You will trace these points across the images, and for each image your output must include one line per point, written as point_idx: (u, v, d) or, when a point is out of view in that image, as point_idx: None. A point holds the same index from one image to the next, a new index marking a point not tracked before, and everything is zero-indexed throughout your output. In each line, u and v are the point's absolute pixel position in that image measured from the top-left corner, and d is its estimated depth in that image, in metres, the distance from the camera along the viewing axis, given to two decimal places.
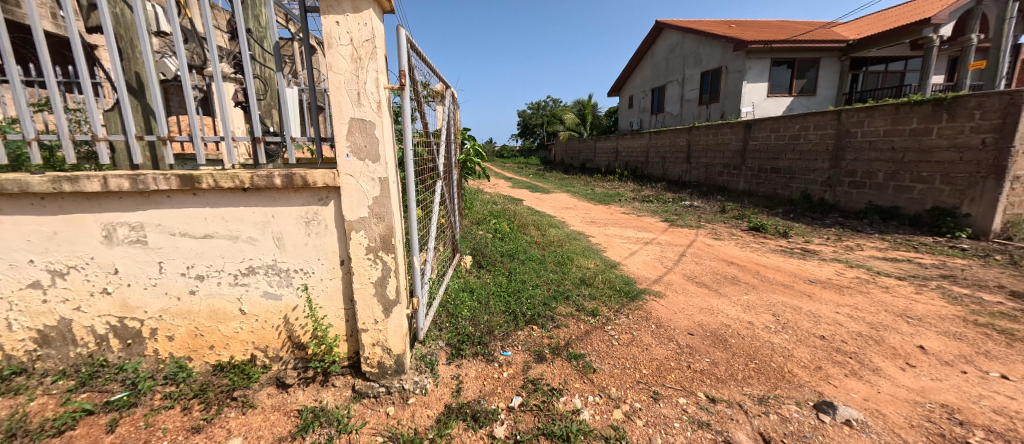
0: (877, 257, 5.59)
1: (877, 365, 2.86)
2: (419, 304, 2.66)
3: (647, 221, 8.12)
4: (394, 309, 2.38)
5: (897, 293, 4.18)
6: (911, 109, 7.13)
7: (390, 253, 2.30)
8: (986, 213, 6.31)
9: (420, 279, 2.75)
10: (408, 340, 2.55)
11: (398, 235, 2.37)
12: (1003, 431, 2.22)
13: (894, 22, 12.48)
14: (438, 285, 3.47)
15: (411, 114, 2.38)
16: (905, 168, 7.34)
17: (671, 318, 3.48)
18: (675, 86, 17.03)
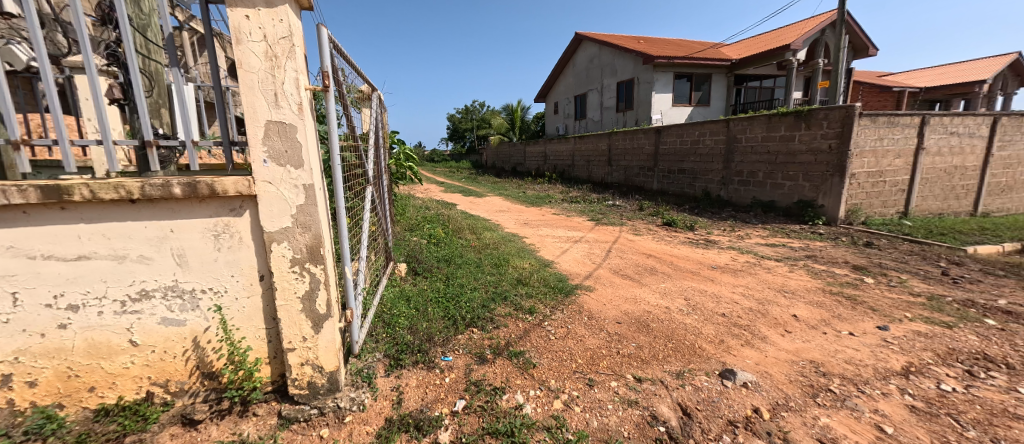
0: (761, 243, 6.58)
1: (764, 334, 3.39)
2: (353, 316, 2.53)
3: (575, 220, 8.58)
4: (326, 324, 2.24)
5: (777, 273, 4.98)
6: (780, 119, 8.51)
7: (319, 264, 2.17)
8: (834, 204, 7.75)
9: (352, 290, 2.61)
10: (341, 356, 2.41)
11: (327, 246, 2.23)
12: (851, 376, 2.78)
13: (765, 45, 14.70)
14: (373, 295, 3.33)
15: (337, 117, 2.27)
16: (778, 168, 8.71)
17: (602, 309, 3.75)
18: (595, 94, 18.21)
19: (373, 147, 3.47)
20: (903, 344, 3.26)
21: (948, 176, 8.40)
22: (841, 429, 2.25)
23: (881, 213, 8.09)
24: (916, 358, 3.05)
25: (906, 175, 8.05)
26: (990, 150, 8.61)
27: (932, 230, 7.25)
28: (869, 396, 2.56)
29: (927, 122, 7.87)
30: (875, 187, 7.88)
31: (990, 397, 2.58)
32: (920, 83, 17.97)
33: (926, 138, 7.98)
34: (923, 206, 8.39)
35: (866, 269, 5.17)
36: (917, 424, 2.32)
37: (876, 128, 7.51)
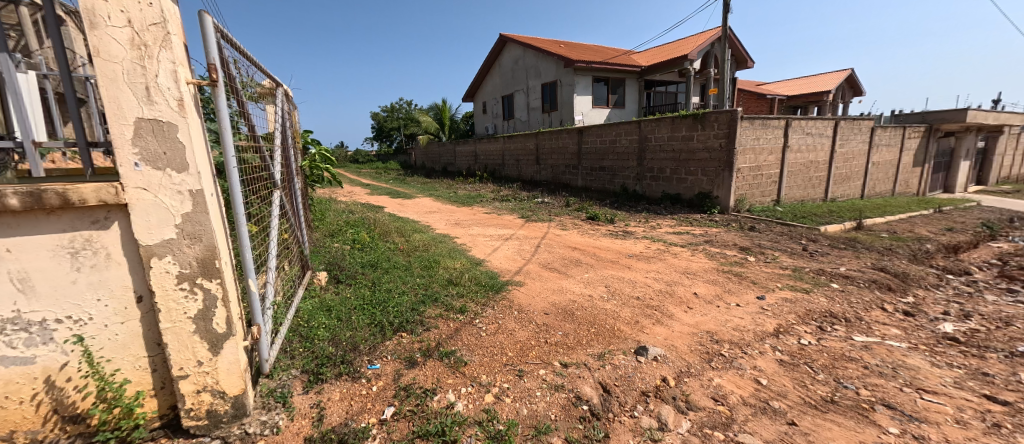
0: (670, 232, 7.31)
1: (671, 312, 3.78)
2: (261, 333, 2.30)
3: (506, 218, 8.71)
4: (226, 344, 2.02)
5: (682, 257, 5.58)
6: (681, 121, 9.51)
7: (213, 279, 1.95)
8: (726, 195, 8.88)
9: (259, 305, 2.38)
10: (248, 377, 2.19)
11: (224, 258, 2.01)
12: (738, 341, 3.24)
13: (667, 54, 16.27)
14: (287, 309, 3.05)
15: (228, 114, 2.05)
16: (682, 165, 9.72)
17: (531, 302, 3.87)
18: (521, 95, 18.65)
19: (279, 149, 3.19)
20: (775, 310, 3.87)
21: (807, 169, 10.10)
22: (730, 386, 2.62)
23: (761, 201, 9.46)
24: (784, 320, 3.65)
25: (777, 168, 9.50)
26: (835, 147, 10.52)
27: (798, 214, 8.67)
28: (751, 355, 3.02)
29: (790, 124, 9.38)
30: (755, 180, 9.18)
31: (835, 346, 3.22)
32: (786, 91, 21.29)
33: (790, 138, 9.51)
34: (791, 194, 9.98)
35: (750, 249, 6.02)
36: (784, 374, 2.80)
37: (753, 129, 8.76)
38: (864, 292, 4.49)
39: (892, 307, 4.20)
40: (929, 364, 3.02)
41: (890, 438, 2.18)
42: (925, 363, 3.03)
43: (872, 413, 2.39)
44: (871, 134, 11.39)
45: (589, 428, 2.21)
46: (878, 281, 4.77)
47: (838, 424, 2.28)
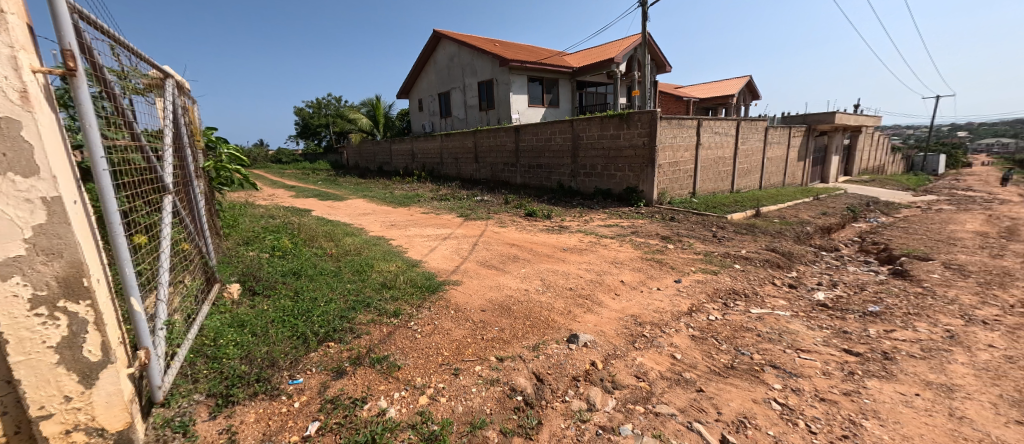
0: (602, 225, 7.72)
1: (601, 300, 4.01)
2: (150, 356, 2.04)
3: (444, 218, 8.58)
4: (103, 372, 1.75)
5: (611, 248, 5.93)
6: (608, 120, 10.07)
7: (81, 299, 1.68)
8: (650, 189, 9.58)
9: (146, 325, 2.10)
10: (135, 408, 1.92)
11: (95, 274, 1.75)
12: (658, 322, 3.56)
13: (596, 56, 17.05)
14: (187, 328, 2.71)
15: (93, 109, 1.79)
16: (611, 161, 10.29)
17: (468, 301, 3.87)
18: (457, 93, 18.45)
19: (167, 149, 2.85)
20: (689, 291, 4.30)
21: (717, 164, 11.24)
22: (650, 364, 2.91)
23: (680, 194, 10.34)
24: (696, 300, 4.08)
25: (692, 164, 10.46)
26: (738, 145, 11.84)
27: (710, 205, 9.63)
28: (668, 334, 3.36)
29: (702, 124, 10.37)
30: (675, 174, 10.03)
31: (735, 319, 3.77)
32: (698, 94, 23.45)
33: (702, 136, 10.51)
34: (704, 187, 11.05)
35: (670, 238, 6.56)
36: (695, 348, 3.20)
37: (671, 128, 9.55)
38: (759, 271, 5.16)
39: (781, 283, 4.90)
40: (806, 329, 3.72)
41: (773, 393, 2.65)
42: (803, 327, 3.76)
43: (761, 374, 2.89)
44: (766, 133, 13.00)
45: (524, 417, 2.29)
46: (771, 261, 5.50)
47: (736, 386, 2.72)
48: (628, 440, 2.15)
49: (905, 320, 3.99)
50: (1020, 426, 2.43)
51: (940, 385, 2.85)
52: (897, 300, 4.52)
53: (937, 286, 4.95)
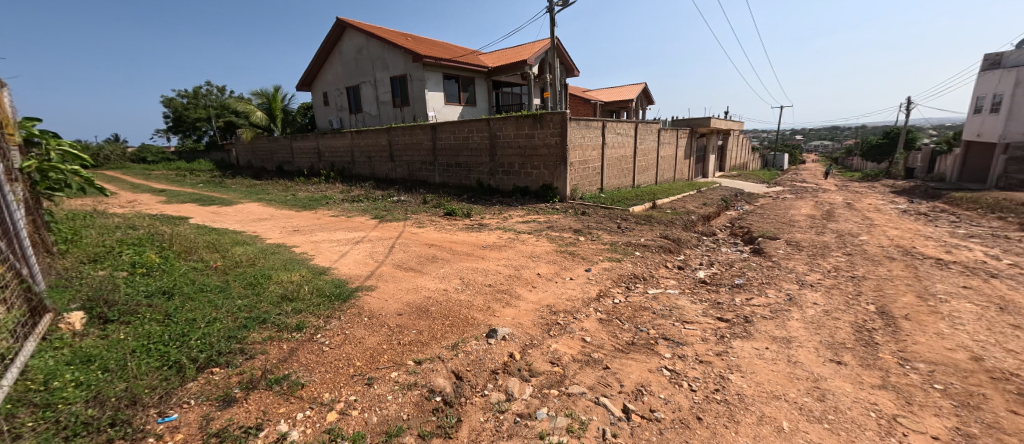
0: (520, 221, 7.94)
1: (519, 293, 4.15)
2: None
3: (357, 221, 8.08)
4: None
5: (528, 243, 6.13)
6: (522, 120, 10.37)
7: None
8: (563, 185, 10.12)
9: None
10: None
11: None
12: (570, 309, 3.84)
13: (510, 57, 17.39)
14: (2, 373, 2.15)
15: None
16: (527, 160, 10.63)
17: (383, 306, 3.70)
18: (368, 87, 17.43)
19: None
20: (597, 279, 4.67)
21: (619, 162, 12.29)
22: (564, 349, 3.12)
23: (589, 190, 11.09)
24: (604, 286, 4.50)
25: (599, 162, 11.28)
26: (638, 144, 13.09)
27: (615, 199, 10.49)
28: (579, 319, 3.64)
29: (606, 126, 11.24)
30: (585, 171, 10.72)
31: (635, 301, 4.22)
32: (602, 97, 25.35)
33: (607, 136, 11.39)
34: (610, 183, 12.01)
35: (581, 230, 7.01)
36: (602, 329, 3.52)
37: (579, 129, 10.20)
38: (655, 256, 5.79)
39: (672, 265, 5.56)
40: (690, 304, 4.31)
41: (664, 362, 3.07)
42: (688, 302, 4.34)
43: (656, 346, 3.31)
44: (659, 134, 14.55)
45: (442, 417, 2.27)
46: (664, 246, 6.20)
47: (635, 360, 3.07)
48: (543, 423, 2.28)
49: (762, 288, 4.86)
50: (833, 363, 3.19)
51: (782, 338, 3.57)
52: (756, 273, 5.46)
53: (783, 259, 6.09)
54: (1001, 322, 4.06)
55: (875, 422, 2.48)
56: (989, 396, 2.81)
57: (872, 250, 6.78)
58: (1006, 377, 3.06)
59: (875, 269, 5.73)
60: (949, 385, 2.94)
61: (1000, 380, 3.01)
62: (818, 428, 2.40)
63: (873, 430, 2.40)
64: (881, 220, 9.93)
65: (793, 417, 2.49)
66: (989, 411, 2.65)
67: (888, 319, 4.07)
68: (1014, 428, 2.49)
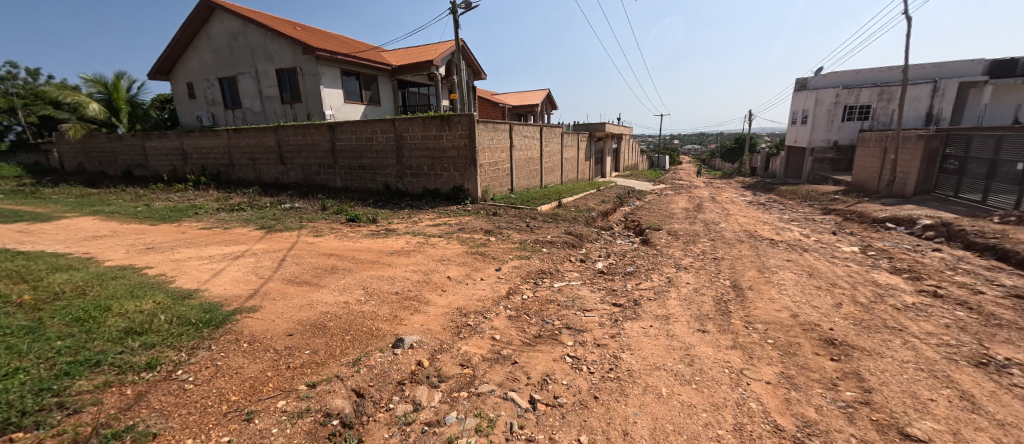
0: (430, 224, 7.74)
1: (428, 299, 4.07)
2: None
3: (237, 232, 7.08)
4: None
5: (438, 246, 6.00)
6: (430, 121, 10.13)
7: None
8: (474, 187, 10.18)
9: None
10: None
11: None
12: (480, 310, 3.96)
13: (415, 56, 16.83)
14: None
15: None
16: (436, 162, 10.41)
17: (270, 327, 3.28)
18: (248, 79, 15.36)
19: None
20: (507, 277, 4.86)
21: (527, 164, 12.74)
22: (473, 350, 3.20)
23: (500, 191, 11.31)
24: (513, 283, 4.73)
25: (508, 164, 11.56)
26: (543, 146, 13.72)
27: (525, 199, 10.87)
28: (489, 319, 3.80)
29: (513, 128, 11.56)
30: (495, 173, 10.90)
31: (542, 295, 4.53)
32: (508, 100, 26.05)
33: (515, 139, 11.72)
34: (519, 183, 12.40)
35: (492, 231, 7.10)
36: (511, 326, 3.73)
37: (487, 131, 10.33)
38: (560, 252, 6.12)
39: (574, 259, 5.95)
40: (590, 293, 4.74)
41: (567, 350, 3.37)
42: (588, 292, 4.74)
43: (559, 336, 3.63)
44: (562, 137, 15.45)
45: (341, 441, 2.11)
46: (567, 242, 6.60)
47: (541, 352, 3.33)
48: (451, 428, 2.30)
49: (649, 273, 5.47)
50: (700, 332, 3.83)
51: (663, 316, 4.14)
52: (644, 260, 6.11)
53: (665, 247, 6.92)
54: (810, 285, 5.24)
55: (728, 377, 3.09)
56: (801, 344, 3.67)
57: (730, 235, 8.11)
58: (813, 327, 3.99)
59: (730, 250, 6.86)
60: (778, 339, 3.75)
61: (809, 330, 3.92)
62: (689, 390, 2.90)
63: (727, 384, 3.00)
64: (735, 210, 11.94)
65: (671, 384, 2.97)
66: (802, 355, 3.49)
67: (738, 290, 4.95)
68: (816, 366, 3.32)
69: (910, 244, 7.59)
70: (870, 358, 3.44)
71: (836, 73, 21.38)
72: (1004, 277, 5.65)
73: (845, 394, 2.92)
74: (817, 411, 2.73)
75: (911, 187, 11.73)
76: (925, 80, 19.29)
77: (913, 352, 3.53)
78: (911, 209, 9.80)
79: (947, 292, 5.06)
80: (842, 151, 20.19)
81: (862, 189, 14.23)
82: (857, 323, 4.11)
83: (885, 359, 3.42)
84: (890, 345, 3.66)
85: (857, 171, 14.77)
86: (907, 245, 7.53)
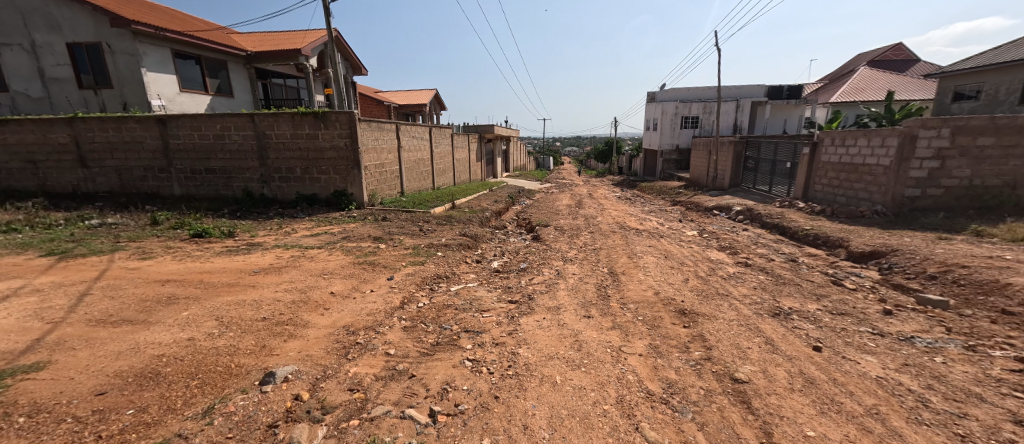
0: (307, 235, 6.85)
1: (307, 320, 3.62)
2: None
3: (9, 263, 5.23)
4: None
5: (317, 259, 5.31)
6: (300, 118, 8.99)
7: None
8: (359, 191, 9.41)
9: None
10: None
11: None
12: (371, 324, 3.67)
13: (278, 42, 14.74)
14: None
15: None
16: (311, 163, 9.30)
17: (67, 388, 2.48)
18: (22, 54, 11.48)
19: None
20: (401, 286, 4.58)
21: (417, 165, 12.29)
22: (364, 370, 2.96)
23: (389, 194, 10.65)
24: (407, 291, 4.47)
25: (396, 165, 10.96)
26: (434, 147, 13.38)
27: (416, 201, 10.43)
28: (381, 333, 3.54)
29: (400, 128, 10.98)
30: (381, 175, 10.25)
31: (439, 301, 4.39)
32: (394, 99, 24.80)
33: (402, 139, 11.15)
34: (410, 186, 11.86)
35: (381, 237, 6.61)
36: (406, 338, 3.53)
37: (371, 130, 9.64)
38: (456, 254, 6.00)
39: (470, 260, 5.90)
40: (487, 293, 4.75)
41: (466, 354, 3.30)
42: (485, 293, 4.73)
43: (458, 341, 3.53)
44: (453, 137, 15.31)
45: None
46: (462, 243, 6.52)
47: (440, 360, 3.20)
48: None
49: (541, 268, 5.73)
50: (586, 318, 4.12)
51: (554, 307, 4.35)
52: (535, 256, 6.39)
53: (553, 242, 7.35)
54: (667, 265, 6.11)
55: (610, 356, 3.38)
56: (662, 317, 4.22)
57: (606, 227, 9.01)
58: (670, 302, 4.63)
59: (606, 240, 7.62)
60: (645, 315, 4.26)
61: (668, 304, 4.54)
62: (579, 374, 3.08)
63: (609, 362, 3.28)
64: (608, 205, 13.34)
65: (564, 371, 3.12)
66: (663, 326, 4.02)
67: (613, 276, 5.49)
68: (673, 333, 3.86)
69: (730, 227, 9.48)
70: (711, 321, 4.14)
71: (675, 89, 25.59)
72: (785, 247, 7.46)
73: (694, 354, 3.47)
74: (676, 373, 3.17)
75: (727, 182, 14.64)
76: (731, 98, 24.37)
77: (736, 312, 4.38)
78: (729, 199, 12.26)
79: (754, 261, 6.44)
80: (683, 153, 24.27)
81: (696, 184, 17.36)
82: (699, 293, 4.93)
83: (719, 320, 4.15)
84: (722, 309, 4.47)
85: (693, 168, 17.94)
86: (728, 227, 9.40)
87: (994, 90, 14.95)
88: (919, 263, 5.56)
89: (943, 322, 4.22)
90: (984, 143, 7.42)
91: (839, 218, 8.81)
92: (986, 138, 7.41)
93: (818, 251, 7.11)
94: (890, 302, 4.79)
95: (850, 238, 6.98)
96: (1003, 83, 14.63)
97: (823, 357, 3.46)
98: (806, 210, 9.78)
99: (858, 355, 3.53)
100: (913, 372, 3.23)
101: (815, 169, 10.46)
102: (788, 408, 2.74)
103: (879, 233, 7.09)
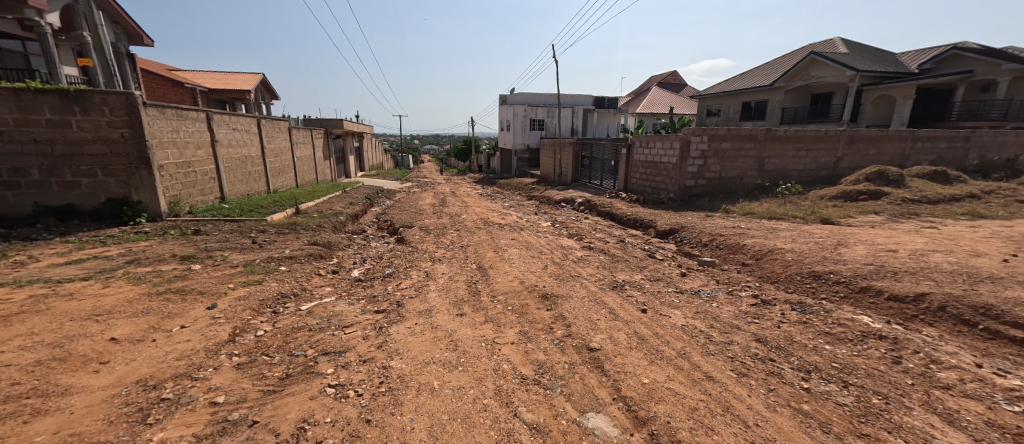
0: (60, 264, 4.87)
1: (69, 385, 2.52)
2: None
3: None
4: None
5: (82, 296, 3.78)
6: (35, 98, 6.32)
7: None
8: (152, 198, 7.31)
9: None
10: None
11: None
12: (182, 371, 2.78)
13: None
14: None
15: None
16: (59, 162, 6.63)
17: None
18: None
19: None
20: (228, 315, 3.61)
21: (243, 165, 10.17)
22: (174, 435, 2.18)
23: (200, 201, 8.57)
24: (240, 320, 3.57)
25: (211, 164, 8.90)
26: (265, 144, 11.26)
27: (244, 208, 8.62)
28: (202, 379, 2.71)
29: (212, 118, 8.88)
30: (187, 178, 8.17)
31: (287, 324, 3.65)
32: (205, 83, 20.13)
33: (216, 132, 9.05)
34: (234, 190, 9.77)
35: (193, 256, 5.17)
36: (241, 378, 2.79)
37: (166, 120, 7.57)
38: (306, 267, 5.14)
39: (325, 272, 5.13)
40: (348, 306, 4.14)
41: (327, 380, 2.77)
42: (345, 306, 4.13)
43: (316, 367, 2.96)
44: (291, 133, 13.22)
45: None
46: (313, 253, 5.61)
47: (291, 395, 2.61)
48: None
49: (408, 272, 5.33)
50: (459, 316, 3.97)
51: (426, 310, 4.07)
52: (401, 259, 5.93)
53: (420, 242, 6.97)
54: (530, 255, 6.42)
55: (485, 349, 3.31)
56: (528, 304, 4.37)
57: (469, 224, 9.02)
58: (535, 288, 4.84)
59: (472, 237, 7.61)
60: (513, 304, 4.35)
61: (532, 291, 4.73)
62: (456, 374, 2.90)
63: (485, 356, 3.20)
64: (471, 202, 13.47)
65: (441, 374, 2.89)
66: (531, 312, 4.15)
67: (480, 271, 5.48)
68: (539, 318, 4.02)
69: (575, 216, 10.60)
70: (570, 301, 4.45)
71: (524, 93, 27.63)
72: (615, 230, 8.70)
73: (558, 333, 3.65)
74: (545, 353, 3.28)
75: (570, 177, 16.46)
76: (569, 104, 27.45)
77: (586, 290, 4.84)
78: (572, 192, 13.75)
79: (596, 244, 7.27)
80: (532, 153, 26.36)
81: (547, 179, 19.01)
82: (557, 277, 5.29)
83: (575, 299, 4.52)
84: (575, 288, 4.89)
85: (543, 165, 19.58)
86: (573, 217, 10.49)
87: (726, 110, 20.59)
88: (697, 234, 7.12)
89: (714, 276, 5.48)
90: (727, 146, 10.04)
91: (647, 205, 10.63)
92: (728, 143, 10.03)
93: (638, 232, 8.49)
94: (684, 265, 6.02)
95: (656, 219, 8.54)
96: (731, 106, 20.27)
97: (648, 317, 4.07)
98: (626, 199, 11.61)
99: (669, 310, 4.28)
100: (703, 317, 4.09)
101: (631, 166, 12.45)
102: (630, 364, 3.11)
103: (673, 215, 8.88)
